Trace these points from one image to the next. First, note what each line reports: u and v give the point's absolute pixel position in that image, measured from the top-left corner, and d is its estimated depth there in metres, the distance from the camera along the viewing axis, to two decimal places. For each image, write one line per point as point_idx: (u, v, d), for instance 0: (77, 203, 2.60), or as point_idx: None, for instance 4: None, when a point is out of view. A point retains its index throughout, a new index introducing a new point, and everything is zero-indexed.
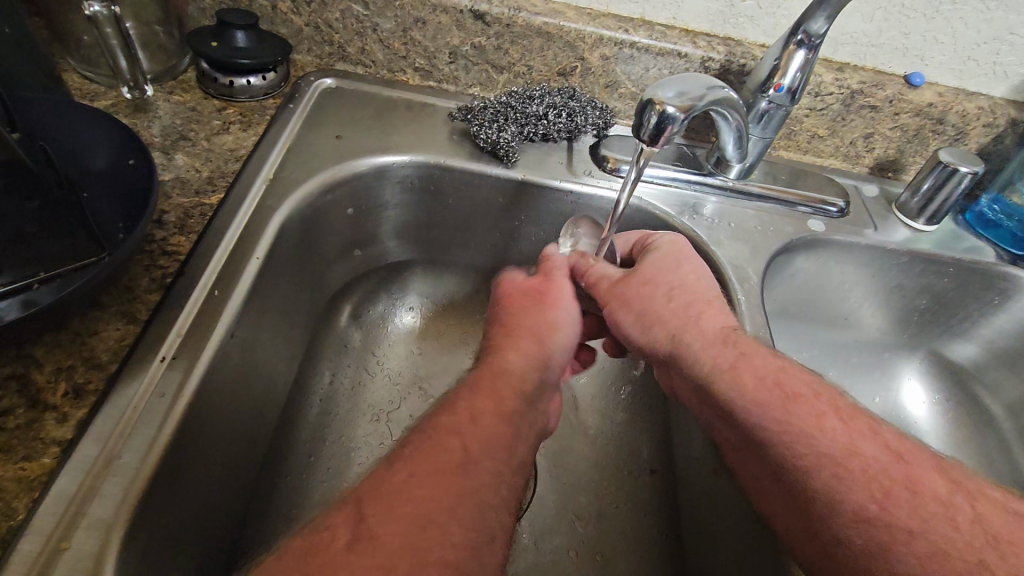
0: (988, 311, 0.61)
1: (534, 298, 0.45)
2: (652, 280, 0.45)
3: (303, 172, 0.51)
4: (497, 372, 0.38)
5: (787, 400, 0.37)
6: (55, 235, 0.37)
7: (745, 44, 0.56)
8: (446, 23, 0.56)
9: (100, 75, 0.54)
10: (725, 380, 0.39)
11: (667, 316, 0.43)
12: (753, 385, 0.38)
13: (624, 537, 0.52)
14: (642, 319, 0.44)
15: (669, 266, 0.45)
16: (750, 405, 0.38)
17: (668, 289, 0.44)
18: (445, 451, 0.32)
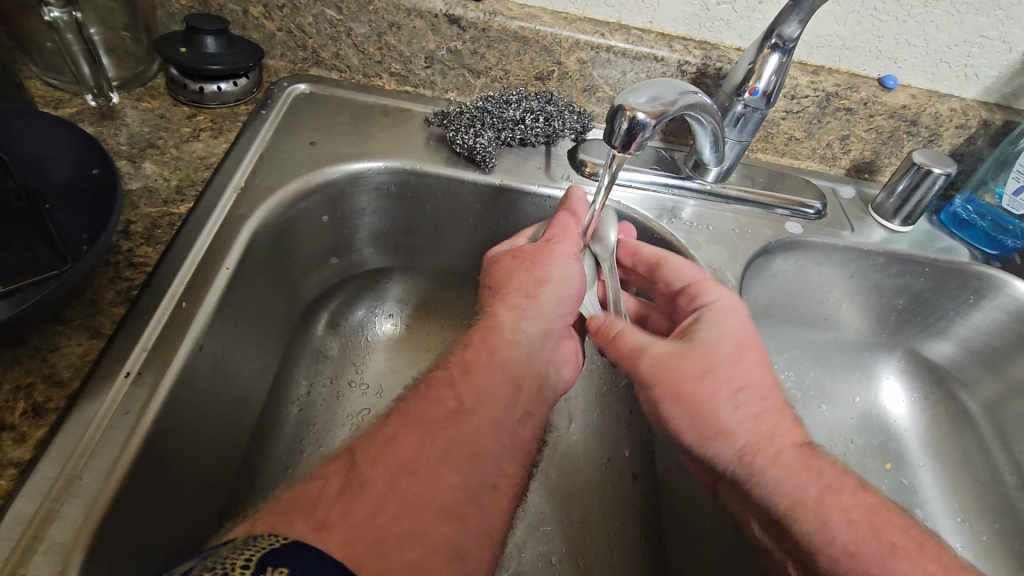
0: (964, 310, 0.61)
1: (521, 256, 0.47)
2: (711, 373, 0.43)
3: (276, 179, 0.50)
4: (489, 328, 0.43)
5: (886, 551, 0.36)
6: (17, 249, 0.37)
7: (721, 47, 0.56)
8: (422, 28, 0.56)
9: (64, 82, 0.52)
10: (807, 516, 0.38)
11: (740, 429, 0.42)
12: (841, 527, 0.37)
13: (606, 542, 0.52)
14: (698, 421, 0.43)
15: (728, 354, 0.44)
16: (842, 552, 0.37)
17: (732, 391, 0.43)
18: (442, 407, 0.36)
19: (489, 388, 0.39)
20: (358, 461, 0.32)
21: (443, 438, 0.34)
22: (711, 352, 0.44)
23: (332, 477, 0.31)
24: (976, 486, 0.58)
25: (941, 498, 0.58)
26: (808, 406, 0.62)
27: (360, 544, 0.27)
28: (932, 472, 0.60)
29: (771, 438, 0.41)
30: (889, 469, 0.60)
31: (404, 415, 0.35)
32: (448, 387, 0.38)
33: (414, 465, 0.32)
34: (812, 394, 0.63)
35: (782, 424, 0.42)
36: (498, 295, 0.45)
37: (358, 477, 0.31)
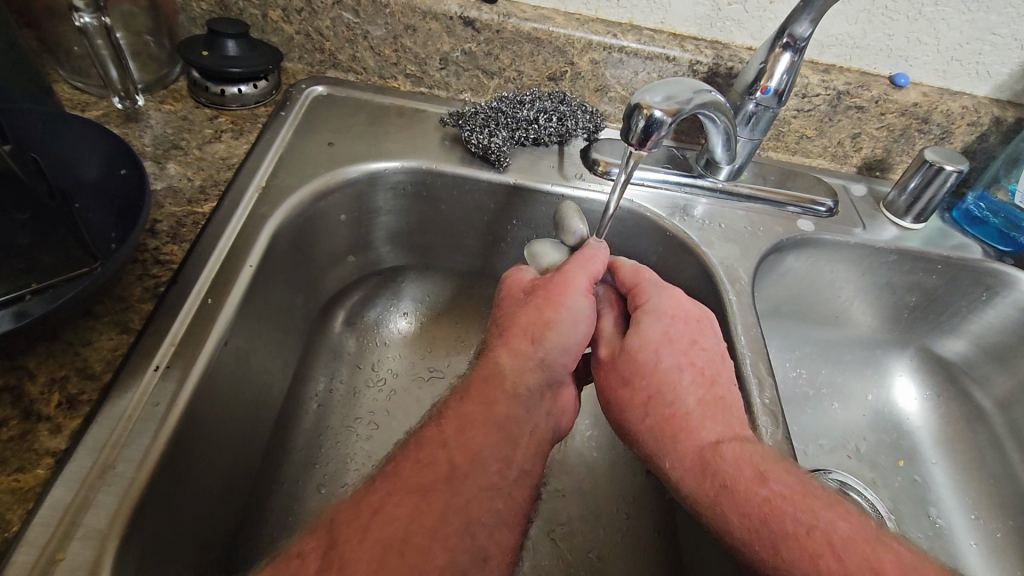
0: (977, 306, 0.61)
1: (537, 290, 0.44)
2: (628, 387, 0.42)
3: (296, 179, 0.52)
4: (491, 378, 0.41)
5: (775, 545, 0.34)
6: (49, 247, 0.38)
7: (732, 47, 0.57)
8: (437, 30, 0.56)
9: (90, 85, 0.53)
10: (710, 515, 0.37)
11: (648, 437, 0.41)
12: (738, 525, 0.35)
13: (619, 536, 0.52)
14: (623, 431, 0.43)
15: (645, 363, 0.42)
16: (743, 542, 0.35)
17: (648, 399, 0.41)
18: (433, 471, 0.35)
19: (482, 446, 0.37)
20: (340, 535, 0.31)
21: (431, 511, 0.33)
22: (629, 368, 0.42)
23: (309, 559, 0.31)
24: (991, 483, 0.58)
25: (955, 495, 0.58)
26: (820, 404, 0.62)
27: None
28: (945, 468, 0.60)
29: (677, 440, 0.39)
30: (902, 465, 0.60)
31: (391, 477, 0.35)
32: (440, 446, 0.37)
33: (397, 541, 0.31)
34: (824, 391, 0.64)
35: (687, 428, 0.39)
36: (505, 336, 0.43)
37: (339, 555, 0.30)
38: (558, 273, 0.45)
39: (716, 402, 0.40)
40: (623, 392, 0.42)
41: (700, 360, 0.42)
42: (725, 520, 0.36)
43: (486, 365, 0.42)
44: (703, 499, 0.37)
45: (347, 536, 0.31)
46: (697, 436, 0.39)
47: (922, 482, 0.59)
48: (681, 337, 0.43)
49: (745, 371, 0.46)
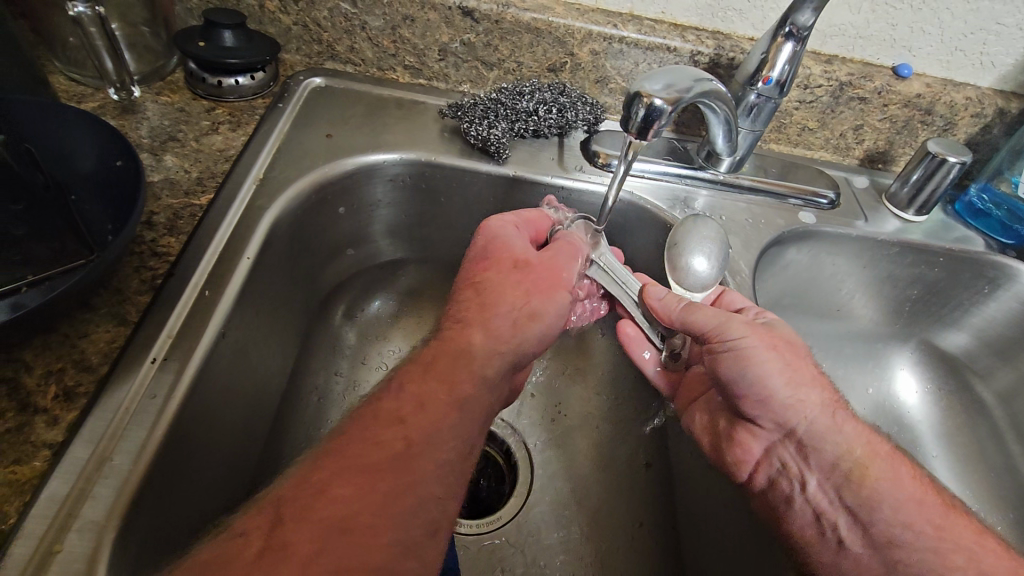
0: (979, 299, 0.61)
1: (526, 268, 0.45)
2: (797, 345, 0.44)
3: (294, 171, 0.51)
4: (460, 354, 0.39)
5: (942, 507, 0.38)
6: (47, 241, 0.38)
7: (733, 37, 0.56)
8: (435, 20, 0.56)
9: (87, 77, 0.53)
10: (882, 470, 0.40)
11: (821, 390, 0.42)
12: (912, 484, 0.39)
13: (619, 532, 0.52)
14: (789, 379, 0.42)
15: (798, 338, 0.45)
16: (906, 498, 0.39)
17: (815, 362, 0.44)
18: (383, 449, 0.32)
19: (437, 422, 0.35)
20: (282, 514, 0.28)
21: (380, 491, 0.30)
22: (794, 336, 0.45)
23: (253, 534, 0.28)
24: (992, 477, 0.58)
25: (957, 487, 0.58)
26: None
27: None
28: (946, 462, 0.60)
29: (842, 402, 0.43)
30: None
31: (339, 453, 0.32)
32: (395, 423, 0.34)
33: (346, 522, 0.29)
34: None
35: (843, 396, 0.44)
36: (483, 311, 0.42)
37: (280, 536, 0.27)
38: (548, 257, 0.46)
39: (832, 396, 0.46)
40: (793, 351, 0.43)
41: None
42: (894, 480, 0.39)
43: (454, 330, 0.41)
44: (873, 456, 0.40)
45: (288, 517, 0.28)
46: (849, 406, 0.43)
47: None
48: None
49: None
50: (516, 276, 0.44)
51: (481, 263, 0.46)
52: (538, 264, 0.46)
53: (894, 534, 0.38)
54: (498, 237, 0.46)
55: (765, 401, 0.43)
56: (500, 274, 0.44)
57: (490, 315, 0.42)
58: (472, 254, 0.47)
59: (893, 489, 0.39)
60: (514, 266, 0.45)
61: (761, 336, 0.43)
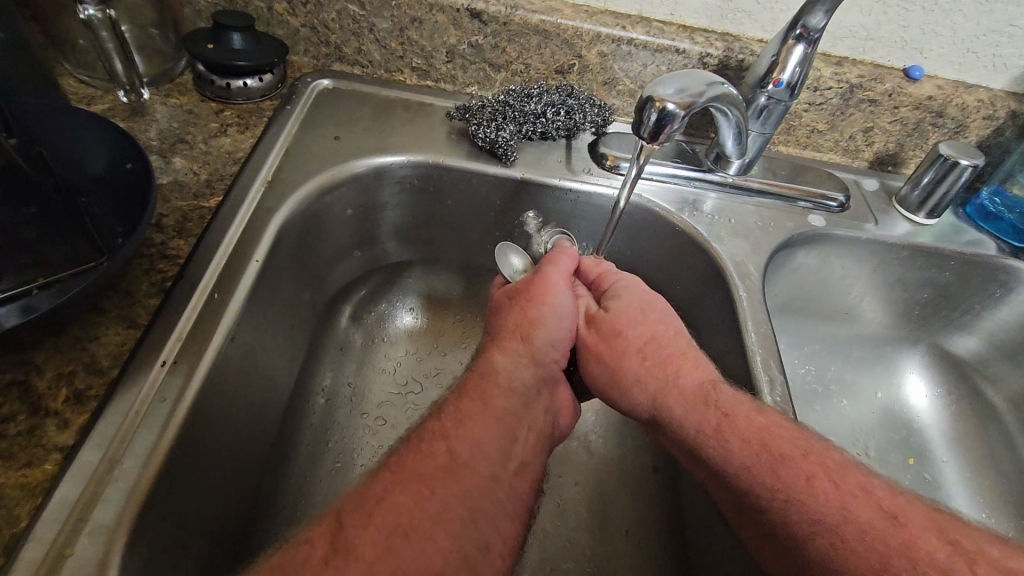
0: (989, 304, 0.61)
1: (517, 292, 0.46)
2: (623, 333, 0.45)
3: (302, 174, 0.51)
4: (484, 375, 0.40)
5: (775, 464, 0.35)
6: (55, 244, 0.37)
7: (743, 39, 0.56)
8: (443, 22, 0.56)
9: (96, 79, 0.53)
10: (711, 442, 0.38)
11: (649, 377, 0.43)
12: (748, 446, 0.37)
13: (626, 537, 0.52)
14: (616, 375, 0.44)
15: (637, 318, 0.46)
16: (740, 469, 0.36)
17: (643, 343, 0.44)
18: (431, 461, 0.34)
19: (483, 437, 0.36)
20: (346, 523, 0.31)
21: (434, 500, 0.32)
22: (625, 320, 0.46)
23: (319, 541, 0.30)
24: (1002, 482, 0.58)
25: (966, 492, 0.58)
26: (829, 401, 0.62)
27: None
28: (956, 466, 0.60)
29: (675, 377, 0.42)
30: (912, 464, 0.60)
31: (394, 467, 0.34)
32: (440, 437, 0.35)
33: (404, 530, 0.30)
34: (832, 389, 0.63)
35: (689, 366, 0.43)
36: (494, 338, 0.44)
37: (346, 539, 0.30)
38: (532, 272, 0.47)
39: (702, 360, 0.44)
40: (614, 342, 0.45)
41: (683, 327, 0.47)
42: (725, 450, 0.37)
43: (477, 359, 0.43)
44: (704, 430, 0.39)
45: (352, 526, 0.30)
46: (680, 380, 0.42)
47: (933, 481, 0.59)
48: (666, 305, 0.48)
49: (756, 368, 0.46)
50: (510, 300, 0.46)
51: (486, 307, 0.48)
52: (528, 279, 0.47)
53: (744, 501, 0.36)
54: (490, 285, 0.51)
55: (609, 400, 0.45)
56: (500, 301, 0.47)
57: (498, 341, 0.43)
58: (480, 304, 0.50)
59: (726, 459, 0.37)
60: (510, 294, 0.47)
61: (588, 341, 0.46)
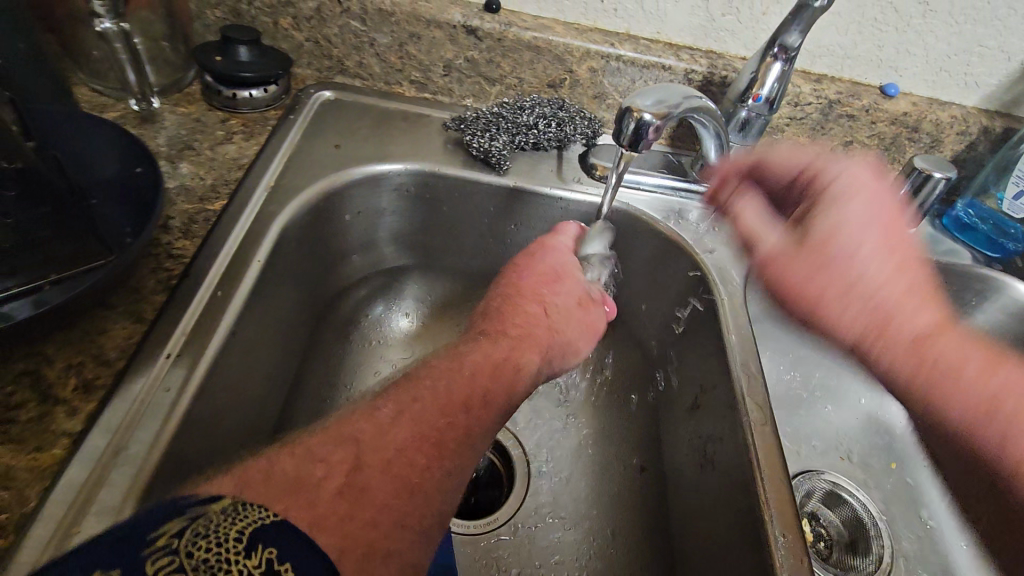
0: (968, 311, 0.63)
1: (584, 305, 0.51)
2: (853, 265, 0.41)
3: (305, 180, 0.54)
4: (511, 357, 0.42)
5: (1005, 426, 0.40)
6: (65, 238, 0.38)
7: (726, 57, 0.59)
8: (440, 38, 0.59)
9: (109, 88, 0.55)
10: (932, 397, 0.42)
11: (860, 314, 0.42)
12: (974, 389, 0.40)
13: (613, 535, 0.54)
14: (826, 315, 0.43)
15: (845, 242, 0.42)
16: (963, 422, 0.41)
17: (862, 280, 0.41)
18: (450, 428, 0.34)
19: (494, 419, 0.37)
20: (363, 459, 0.30)
21: (441, 466, 0.32)
22: (847, 268, 0.42)
23: (335, 468, 0.29)
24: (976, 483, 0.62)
25: (943, 494, 0.62)
26: (814, 407, 0.65)
27: (356, 547, 0.25)
28: (932, 469, 0.64)
29: (884, 333, 0.42)
30: (894, 467, 0.64)
31: (414, 415, 0.33)
32: (461, 407, 0.36)
33: (416, 483, 0.30)
34: (817, 395, 0.66)
35: (913, 315, 0.41)
36: (544, 330, 0.46)
37: (361, 478, 0.28)
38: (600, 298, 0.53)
39: (921, 280, 0.42)
40: (825, 260, 0.42)
41: (920, 241, 0.43)
42: (960, 391, 0.41)
43: (503, 344, 0.42)
44: (935, 378, 0.41)
45: (369, 464, 0.29)
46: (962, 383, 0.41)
47: (913, 484, 0.63)
48: (902, 229, 0.42)
49: (735, 368, 0.48)
50: (578, 310, 0.50)
51: (544, 285, 0.50)
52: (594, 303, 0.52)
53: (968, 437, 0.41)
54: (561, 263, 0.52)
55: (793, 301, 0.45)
56: (564, 303, 0.49)
57: (524, 346, 0.43)
58: (540, 268, 0.51)
59: (958, 410, 0.41)
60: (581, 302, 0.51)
61: (805, 263, 0.43)
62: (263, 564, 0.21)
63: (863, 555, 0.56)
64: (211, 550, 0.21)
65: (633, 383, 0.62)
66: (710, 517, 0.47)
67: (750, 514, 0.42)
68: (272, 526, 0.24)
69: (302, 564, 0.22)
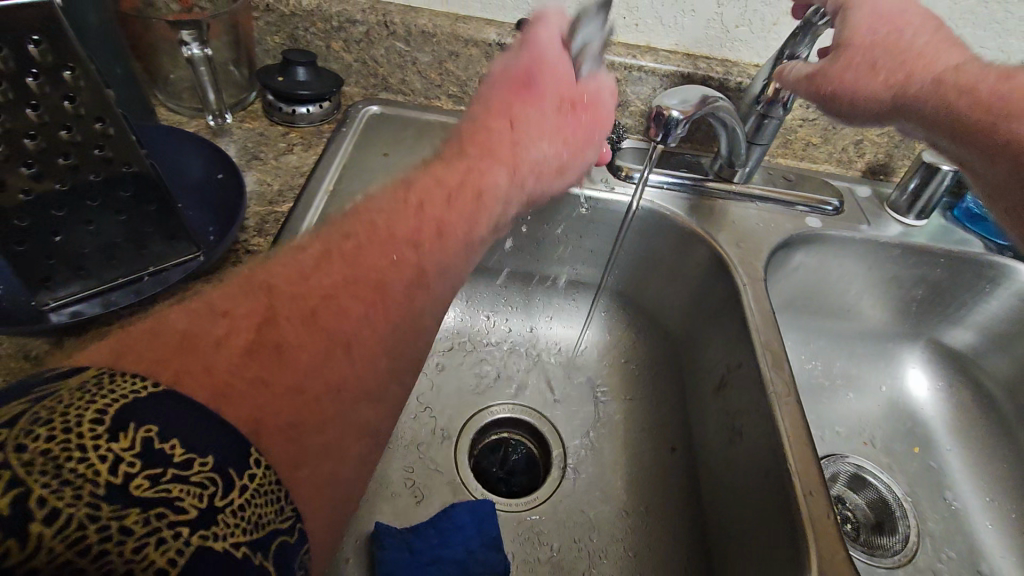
0: (980, 298, 0.66)
1: (570, 111, 0.50)
2: (885, 37, 0.46)
3: (359, 184, 0.59)
4: (477, 175, 0.45)
5: None
6: (159, 225, 0.43)
7: (741, 65, 0.64)
8: (477, 55, 0.65)
9: (184, 108, 0.62)
10: (976, 110, 0.43)
11: (899, 81, 0.46)
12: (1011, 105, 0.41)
13: (648, 509, 0.57)
14: (862, 86, 0.47)
15: (876, 21, 0.46)
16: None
17: (891, 44, 0.46)
18: (393, 269, 0.36)
19: (439, 261, 0.39)
20: (276, 313, 0.30)
21: (378, 321, 0.33)
22: (876, 28, 0.46)
23: (242, 325, 0.28)
24: (1006, 468, 0.62)
25: (969, 478, 0.62)
26: (835, 394, 0.68)
27: (273, 424, 0.26)
28: (959, 454, 0.64)
29: (916, 78, 0.45)
30: (917, 452, 0.65)
31: (343, 263, 0.34)
32: (404, 245, 0.37)
33: (348, 338, 0.32)
34: (838, 382, 0.69)
35: (929, 56, 0.46)
36: (508, 151, 0.47)
37: (272, 335, 0.29)
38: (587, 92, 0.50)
39: (935, 32, 0.47)
40: (872, 40, 0.46)
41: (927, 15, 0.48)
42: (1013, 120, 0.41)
43: (464, 165, 0.45)
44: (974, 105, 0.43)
45: (284, 318, 0.30)
46: (946, 29, 0.48)
47: (937, 468, 0.63)
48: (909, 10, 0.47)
49: (758, 345, 0.52)
50: (524, 92, 0.48)
51: (517, 98, 0.48)
52: (584, 97, 0.50)
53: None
54: (543, 57, 0.48)
55: (844, 102, 0.48)
56: (541, 116, 0.49)
57: (460, 206, 0.42)
58: (511, 74, 0.48)
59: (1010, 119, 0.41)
60: (565, 110, 0.50)
61: (846, 64, 0.47)
62: (134, 443, 0.21)
63: (889, 535, 0.59)
64: (60, 441, 0.20)
65: (661, 369, 0.66)
66: (739, 488, 0.50)
67: (777, 480, 0.45)
68: (147, 397, 0.22)
69: (185, 435, 0.22)
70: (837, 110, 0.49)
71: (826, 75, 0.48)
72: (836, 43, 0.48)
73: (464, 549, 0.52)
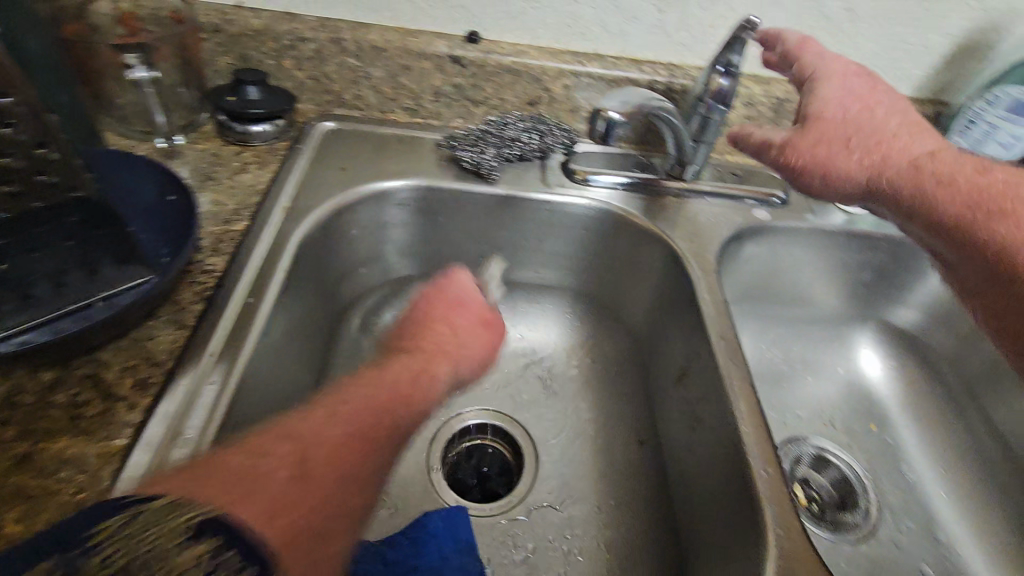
0: (919, 278, 0.70)
1: (484, 323, 0.57)
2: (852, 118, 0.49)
3: (316, 200, 0.59)
4: (437, 350, 0.51)
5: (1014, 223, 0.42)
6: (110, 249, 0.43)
7: (684, 68, 0.67)
8: (429, 68, 0.66)
9: (134, 131, 0.62)
10: (940, 199, 0.45)
11: (867, 163, 0.48)
12: (969, 202, 0.44)
13: (619, 504, 0.58)
14: (833, 164, 0.49)
15: (845, 104, 0.50)
16: (985, 221, 0.43)
17: (860, 123, 0.49)
18: (383, 414, 0.40)
19: (425, 392, 0.46)
20: (308, 448, 0.35)
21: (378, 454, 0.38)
22: (846, 109, 0.49)
23: (280, 457, 0.33)
24: (955, 439, 0.65)
25: (923, 452, 0.65)
26: (795, 379, 0.70)
27: (300, 536, 0.31)
28: (913, 428, 0.67)
29: (884, 162, 0.48)
30: (876, 430, 0.67)
31: (353, 414, 0.39)
32: (394, 403, 0.42)
33: (356, 472, 0.36)
34: (798, 367, 0.71)
35: (898, 140, 0.49)
36: (446, 356, 0.51)
37: (307, 467, 0.34)
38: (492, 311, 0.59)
39: (909, 117, 0.50)
40: (843, 119, 0.49)
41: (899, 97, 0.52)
42: (975, 214, 0.43)
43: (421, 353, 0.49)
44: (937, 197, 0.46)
45: (312, 452, 0.34)
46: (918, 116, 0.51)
47: (895, 443, 0.66)
48: (880, 95, 0.51)
49: (714, 336, 0.54)
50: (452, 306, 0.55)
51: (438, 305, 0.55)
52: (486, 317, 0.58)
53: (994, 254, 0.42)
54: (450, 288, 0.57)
55: (815, 177, 0.50)
56: (468, 321, 0.55)
57: (421, 381, 0.46)
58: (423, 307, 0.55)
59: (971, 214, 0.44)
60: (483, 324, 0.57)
61: (818, 141, 0.49)
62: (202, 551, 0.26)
63: (853, 510, 0.61)
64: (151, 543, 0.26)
65: (626, 366, 0.68)
66: (703, 475, 0.52)
67: (737, 464, 0.47)
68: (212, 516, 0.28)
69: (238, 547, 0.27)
70: (809, 185, 0.50)
71: (798, 144, 0.50)
72: (807, 116, 0.50)
73: (438, 556, 0.51)
